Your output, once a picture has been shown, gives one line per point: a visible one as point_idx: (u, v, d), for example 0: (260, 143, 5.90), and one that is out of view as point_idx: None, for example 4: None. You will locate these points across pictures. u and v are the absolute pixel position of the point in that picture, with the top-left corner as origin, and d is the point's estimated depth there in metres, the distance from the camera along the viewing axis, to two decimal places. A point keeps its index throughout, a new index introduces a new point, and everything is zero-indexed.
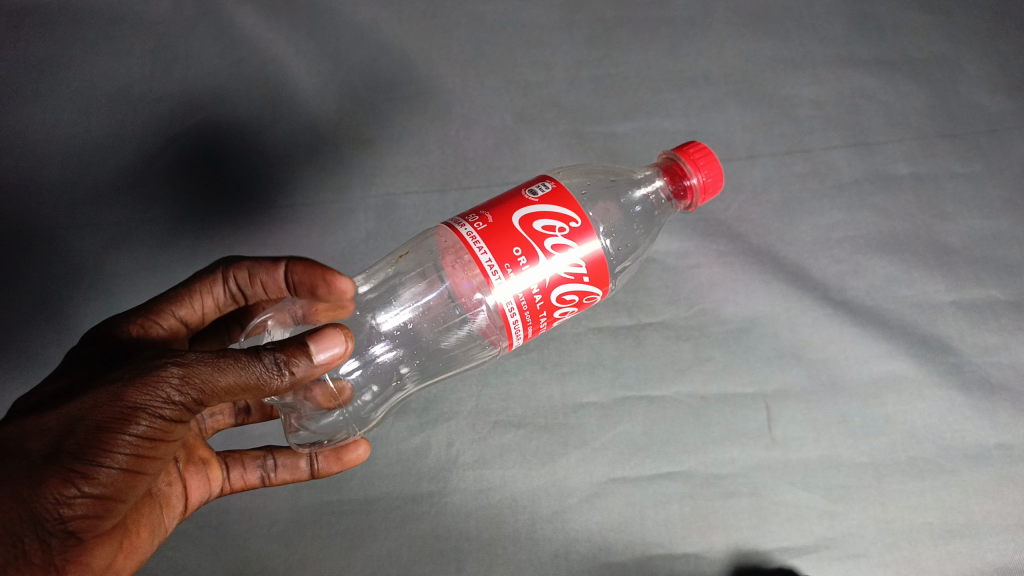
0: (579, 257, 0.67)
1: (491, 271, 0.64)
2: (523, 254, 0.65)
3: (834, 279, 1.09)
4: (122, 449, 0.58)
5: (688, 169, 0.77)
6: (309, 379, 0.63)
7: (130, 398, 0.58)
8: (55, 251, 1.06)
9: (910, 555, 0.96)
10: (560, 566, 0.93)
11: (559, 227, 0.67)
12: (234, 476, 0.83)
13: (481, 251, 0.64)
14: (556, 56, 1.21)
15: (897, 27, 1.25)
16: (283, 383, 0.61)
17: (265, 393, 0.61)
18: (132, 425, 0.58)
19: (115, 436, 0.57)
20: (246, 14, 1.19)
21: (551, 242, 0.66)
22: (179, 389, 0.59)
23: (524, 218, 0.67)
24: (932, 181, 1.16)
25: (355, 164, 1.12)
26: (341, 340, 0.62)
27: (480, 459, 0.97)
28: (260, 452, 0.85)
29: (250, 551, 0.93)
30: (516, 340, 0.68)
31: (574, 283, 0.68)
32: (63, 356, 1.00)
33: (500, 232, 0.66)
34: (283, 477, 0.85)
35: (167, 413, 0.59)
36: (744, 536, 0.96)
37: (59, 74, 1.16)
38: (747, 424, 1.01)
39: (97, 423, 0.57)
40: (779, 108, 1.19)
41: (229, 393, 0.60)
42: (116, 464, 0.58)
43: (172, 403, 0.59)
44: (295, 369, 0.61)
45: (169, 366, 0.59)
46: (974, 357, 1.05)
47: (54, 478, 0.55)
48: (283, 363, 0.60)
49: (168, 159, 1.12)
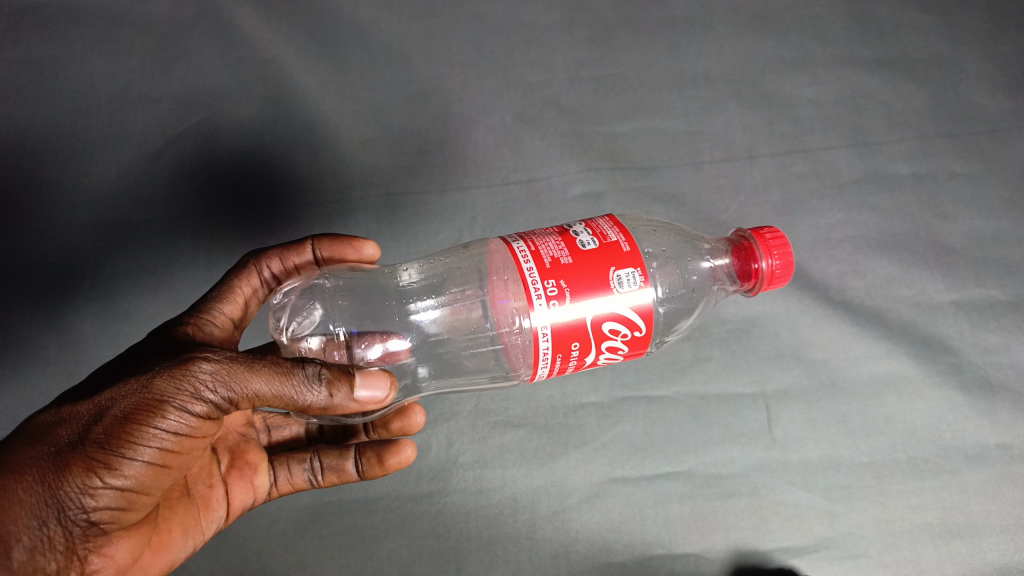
0: (628, 312, 0.67)
1: (536, 296, 0.64)
2: (575, 306, 0.65)
3: (834, 279, 1.09)
4: (150, 442, 0.58)
5: (758, 252, 0.74)
6: (343, 408, 0.65)
7: (160, 391, 0.58)
8: (55, 251, 1.06)
9: (910, 555, 0.96)
10: (560, 566, 0.92)
11: (618, 276, 0.66)
12: (281, 480, 0.84)
13: (534, 277, 0.64)
14: (556, 56, 1.20)
15: (897, 27, 1.25)
16: (320, 400, 0.62)
17: (300, 408, 0.62)
18: (159, 417, 0.58)
19: (144, 427, 0.57)
20: (245, 14, 1.19)
21: (605, 313, 0.66)
22: (212, 388, 0.59)
23: (587, 255, 0.66)
24: (932, 181, 1.16)
25: (355, 164, 1.12)
26: (386, 385, 0.66)
27: (480, 459, 0.97)
28: (306, 455, 0.85)
29: (249, 552, 0.93)
30: (541, 370, 0.68)
31: (613, 345, 0.68)
32: (65, 355, 1.01)
33: (560, 275, 0.65)
34: (331, 480, 0.86)
35: (201, 411, 0.59)
36: (744, 536, 0.96)
37: (59, 74, 1.16)
38: (747, 425, 1.01)
39: (123, 414, 0.57)
40: (778, 108, 1.19)
41: (263, 401, 0.61)
42: (141, 457, 0.58)
43: (205, 401, 0.59)
44: (336, 389, 0.62)
45: (204, 363, 0.60)
46: (974, 357, 1.05)
47: (78, 467, 0.56)
48: (326, 381, 0.62)
49: (168, 158, 1.12)
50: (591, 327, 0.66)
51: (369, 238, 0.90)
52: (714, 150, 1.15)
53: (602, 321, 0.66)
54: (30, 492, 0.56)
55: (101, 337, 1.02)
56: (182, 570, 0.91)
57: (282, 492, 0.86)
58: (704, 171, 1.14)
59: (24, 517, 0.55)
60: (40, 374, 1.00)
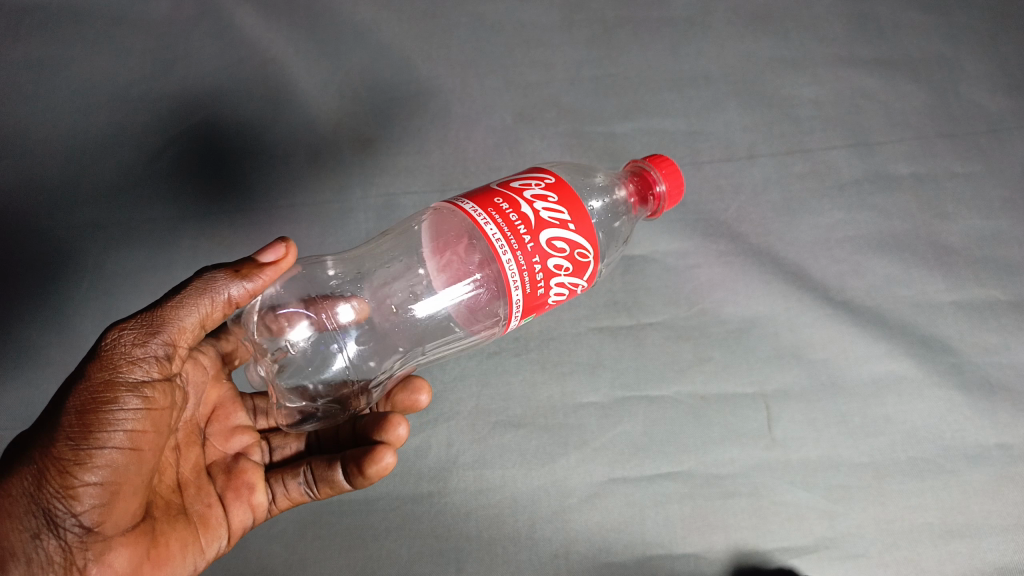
0: (557, 204, 0.67)
1: (475, 214, 0.66)
2: (518, 217, 0.66)
3: (834, 279, 1.09)
4: (115, 428, 0.60)
5: (655, 176, 0.80)
6: (263, 286, 0.70)
7: (103, 373, 0.61)
8: (54, 251, 1.06)
9: (910, 555, 0.96)
10: (559, 566, 0.93)
11: (535, 181, 0.70)
12: (279, 495, 0.79)
13: (466, 205, 0.68)
14: (556, 56, 1.20)
15: (897, 26, 1.25)
16: (238, 293, 0.68)
17: (225, 306, 0.68)
18: (113, 398, 0.60)
19: (99, 413, 0.60)
20: (245, 14, 1.19)
21: (540, 205, 0.67)
22: (145, 342, 0.63)
23: (503, 183, 0.70)
24: (932, 181, 1.16)
25: (355, 164, 1.12)
26: (283, 247, 0.70)
27: (480, 459, 0.97)
28: (299, 468, 0.80)
29: (249, 552, 0.92)
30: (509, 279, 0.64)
31: (569, 238, 0.67)
32: (66, 355, 1.01)
33: (483, 195, 0.68)
34: (326, 492, 0.78)
35: (146, 374, 0.63)
36: (744, 536, 0.96)
37: (59, 74, 1.16)
38: (747, 425, 1.01)
39: (77, 408, 0.60)
40: (779, 108, 1.19)
41: (192, 321, 0.66)
42: (109, 444, 0.60)
43: (145, 362, 0.63)
44: (244, 273, 0.68)
45: (123, 324, 0.63)
46: (974, 356, 1.05)
47: (51, 471, 0.58)
48: (235, 280, 0.68)
49: (168, 159, 1.12)
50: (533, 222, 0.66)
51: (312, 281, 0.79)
52: (714, 150, 1.15)
53: (545, 217, 0.66)
54: (16, 504, 0.59)
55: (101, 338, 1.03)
56: None
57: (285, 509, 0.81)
58: (704, 171, 1.14)
59: (18, 530, 0.59)
60: (40, 374, 1.00)
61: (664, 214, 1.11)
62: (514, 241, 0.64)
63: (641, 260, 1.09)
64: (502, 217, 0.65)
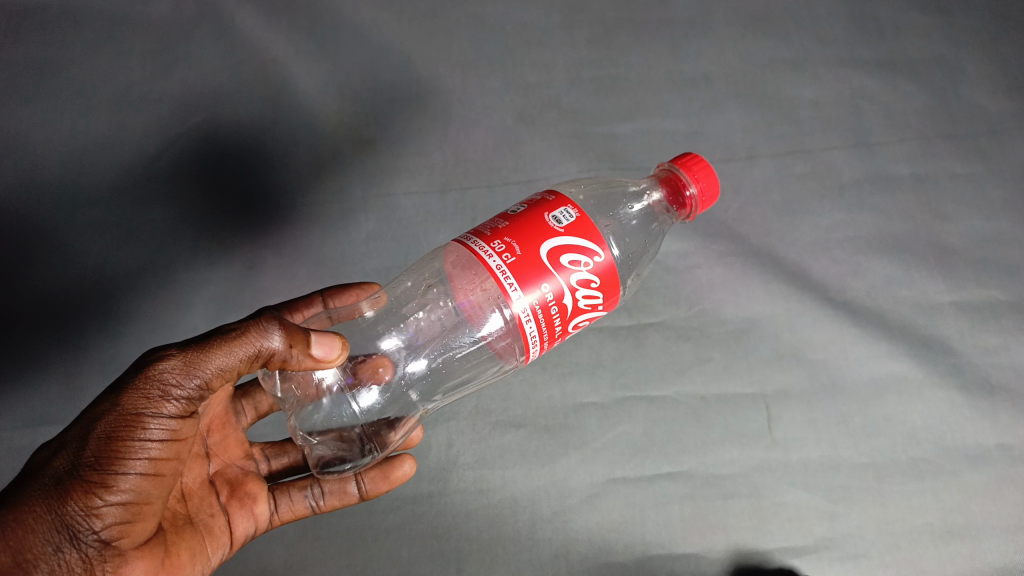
0: (595, 289, 0.67)
1: (521, 309, 0.63)
2: (554, 292, 0.64)
3: (835, 279, 1.09)
4: (140, 455, 0.61)
5: (685, 179, 0.76)
6: (298, 367, 0.67)
7: (138, 403, 0.61)
8: (55, 251, 1.07)
9: (910, 555, 0.96)
10: (559, 567, 0.93)
11: (584, 262, 0.65)
12: (282, 507, 0.83)
13: (512, 288, 0.62)
14: (556, 56, 1.20)
15: (898, 27, 1.25)
16: (278, 357, 0.66)
17: (259, 363, 0.65)
18: (142, 428, 0.61)
19: (130, 442, 0.60)
20: (246, 14, 1.19)
21: (580, 294, 0.66)
22: (179, 379, 0.62)
23: (552, 251, 0.65)
24: (932, 181, 1.16)
25: (356, 165, 1.12)
26: (338, 346, 0.68)
27: (481, 459, 0.98)
28: (305, 481, 0.84)
29: (248, 553, 0.92)
30: (533, 352, 0.66)
31: (595, 316, 0.69)
32: (68, 355, 1.02)
33: (532, 272, 0.63)
34: (332, 504, 0.85)
35: (176, 411, 0.62)
36: (744, 536, 0.96)
37: (60, 75, 1.16)
38: (747, 425, 1.01)
39: (106, 434, 0.60)
40: (778, 109, 1.19)
41: (231, 369, 0.64)
42: (135, 470, 0.60)
43: (176, 400, 0.62)
44: (293, 343, 0.65)
45: (166, 357, 0.62)
46: (974, 357, 1.05)
47: (78, 490, 0.58)
48: (284, 347, 0.65)
49: (168, 159, 1.12)
50: (569, 311, 0.66)
51: (336, 344, 0.68)
52: (714, 150, 1.15)
53: (580, 305, 0.67)
54: (39, 520, 0.57)
55: (102, 338, 1.03)
56: None
57: (285, 520, 0.84)
58: None
59: (39, 544, 0.57)
60: (40, 374, 1.00)
61: None
62: (546, 334, 0.66)
63: None
64: (544, 307, 0.64)
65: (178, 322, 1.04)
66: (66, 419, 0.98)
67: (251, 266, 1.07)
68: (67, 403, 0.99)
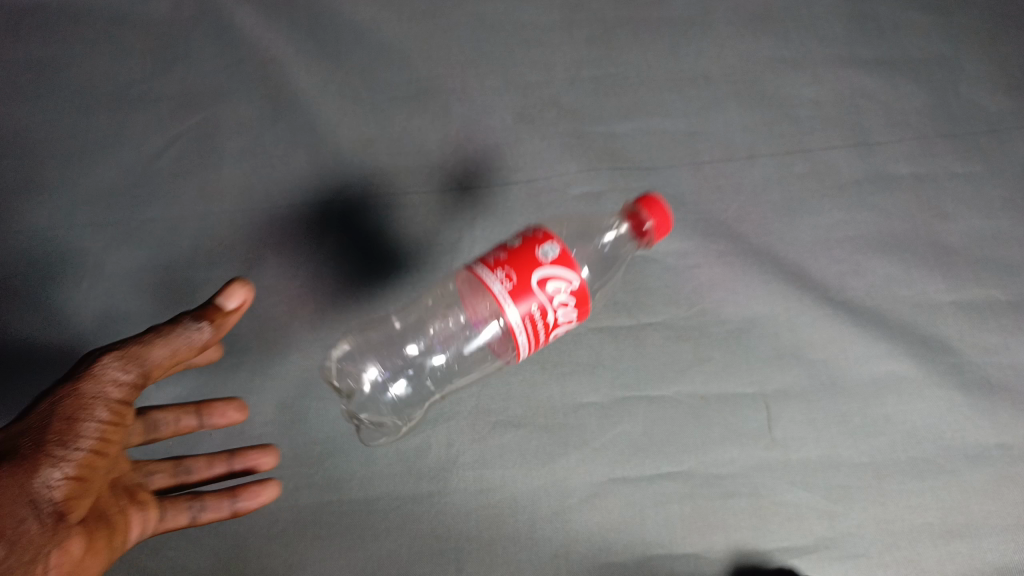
0: (571, 309, 0.78)
1: (516, 326, 0.75)
2: (540, 312, 0.76)
3: (835, 279, 1.09)
4: (87, 434, 0.71)
5: (643, 217, 0.93)
6: (214, 339, 0.81)
7: (87, 389, 0.72)
8: (54, 251, 1.06)
9: (910, 555, 0.97)
10: (560, 566, 0.94)
11: (564, 287, 0.76)
12: (167, 515, 0.87)
13: (509, 310, 0.75)
14: (556, 56, 1.20)
15: (898, 26, 1.24)
16: (206, 336, 0.79)
17: (192, 350, 0.79)
18: (93, 410, 0.72)
19: (80, 424, 0.71)
20: (245, 14, 1.18)
21: (559, 311, 0.77)
22: (124, 368, 0.74)
23: (540, 280, 0.75)
24: (932, 181, 1.16)
25: (355, 164, 1.12)
26: (246, 291, 0.81)
27: (480, 459, 0.98)
28: (189, 495, 0.90)
29: (249, 551, 0.94)
30: (522, 352, 0.78)
31: (569, 325, 0.80)
32: (68, 355, 1.02)
33: (523, 297, 0.75)
34: (210, 517, 0.91)
35: (119, 395, 0.74)
36: (745, 536, 0.97)
37: (59, 75, 1.16)
38: (748, 425, 1.01)
39: (63, 417, 0.70)
40: (779, 108, 1.19)
41: (167, 359, 0.77)
42: (84, 447, 0.70)
43: (122, 386, 0.74)
44: (212, 318, 0.80)
45: (110, 353, 0.74)
46: (974, 356, 1.05)
47: (34, 465, 0.67)
48: (201, 323, 0.79)
49: (168, 158, 1.12)
50: (550, 326, 0.78)
51: (248, 288, 0.81)
52: (714, 150, 1.15)
53: (558, 321, 0.78)
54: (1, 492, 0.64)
55: (101, 337, 1.03)
56: (181, 569, 0.93)
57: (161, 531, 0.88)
58: (704, 171, 1.14)
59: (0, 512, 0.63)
60: (40, 375, 1.00)
61: None
62: (533, 344, 0.78)
63: (641, 260, 1.08)
64: (533, 321, 0.76)
65: None
66: None
67: (250, 265, 1.07)
68: None
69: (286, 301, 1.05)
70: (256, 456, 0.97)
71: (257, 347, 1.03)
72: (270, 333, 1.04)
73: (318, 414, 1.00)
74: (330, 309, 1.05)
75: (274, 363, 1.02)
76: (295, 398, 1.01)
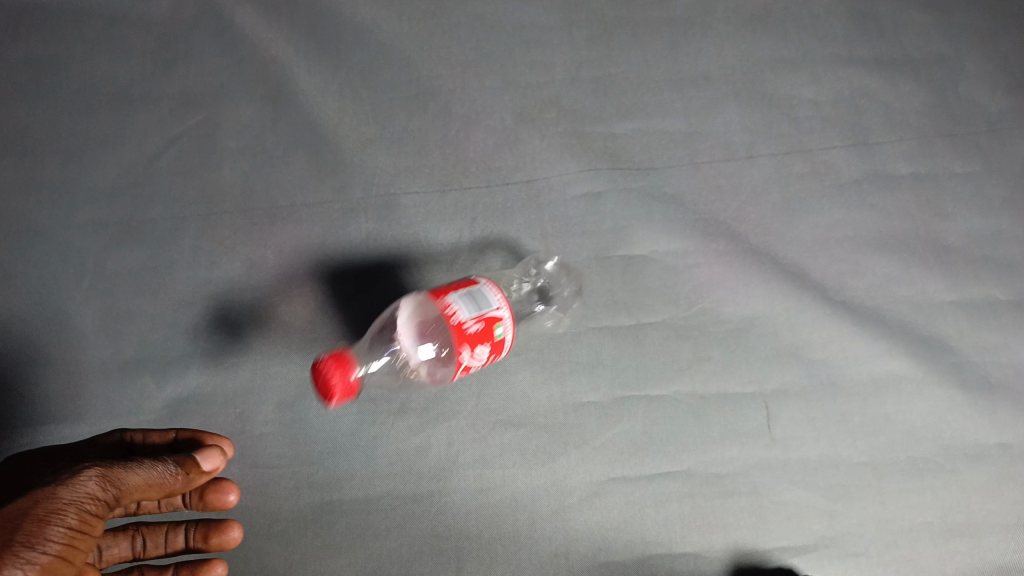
0: None
1: None
2: None
3: (834, 279, 1.09)
4: (58, 535, 0.65)
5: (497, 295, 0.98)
6: (185, 489, 0.78)
7: (64, 495, 0.68)
8: (54, 250, 1.07)
9: (909, 554, 0.98)
10: (560, 565, 0.95)
11: None
12: None
13: None
14: (556, 55, 1.20)
15: (898, 26, 1.24)
16: (178, 482, 0.77)
17: (164, 490, 0.75)
18: (64, 516, 0.66)
19: (53, 523, 0.65)
20: (246, 14, 1.19)
21: None
22: (102, 485, 0.71)
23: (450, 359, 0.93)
24: (933, 180, 1.15)
25: (355, 164, 1.12)
26: (218, 454, 0.82)
27: (481, 459, 0.99)
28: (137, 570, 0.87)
29: (249, 551, 0.95)
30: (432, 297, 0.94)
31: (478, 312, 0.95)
32: (68, 354, 1.02)
33: None
34: None
35: (93, 507, 0.69)
36: (744, 535, 0.97)
37: (59, 75, 1.16)
38: (747, 424, 1.01)
39: (37, 515, 0.65)
40: (779, 108, 1.19)
41: (141, 490, 0.74)
42: (51, 550, 0.64)
43: (97, 497, 0.70)
44: (188, 472, 0.78)
45: (90, 467, 0.71)
46: (974, 356, 1.06)
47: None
48: (178, 469, 0.77)
49: (168, 158, 1.12)
50: None
51: (218, 451, 0.82)
52: (714, 150, 1.15)
53: None
54: None
55: (100, 336, 1.03)
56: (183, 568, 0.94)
57: None
58: (704, 171, 1.14)
59: None
60: (42, 373, 1.01)
61: (665, 214, 1.11)
62: None
63: (640, 260, 1.08)
64: None
65: (178, 322, 1.04)
66: (67, 418, 0.99)
67: (250, 265, 1.07)
68: (69, 402, 1.00)
69: (286, 301, 1.05)
70: (221, 532, 0.88)
71: (258, 347, 1.03)
72: (271, 333, 1.04)
73: (319, 414, 1.00)
74: (330, 309, 1.05)
75: (275, 363, 1.03)
76: (295, 397, 1.01)
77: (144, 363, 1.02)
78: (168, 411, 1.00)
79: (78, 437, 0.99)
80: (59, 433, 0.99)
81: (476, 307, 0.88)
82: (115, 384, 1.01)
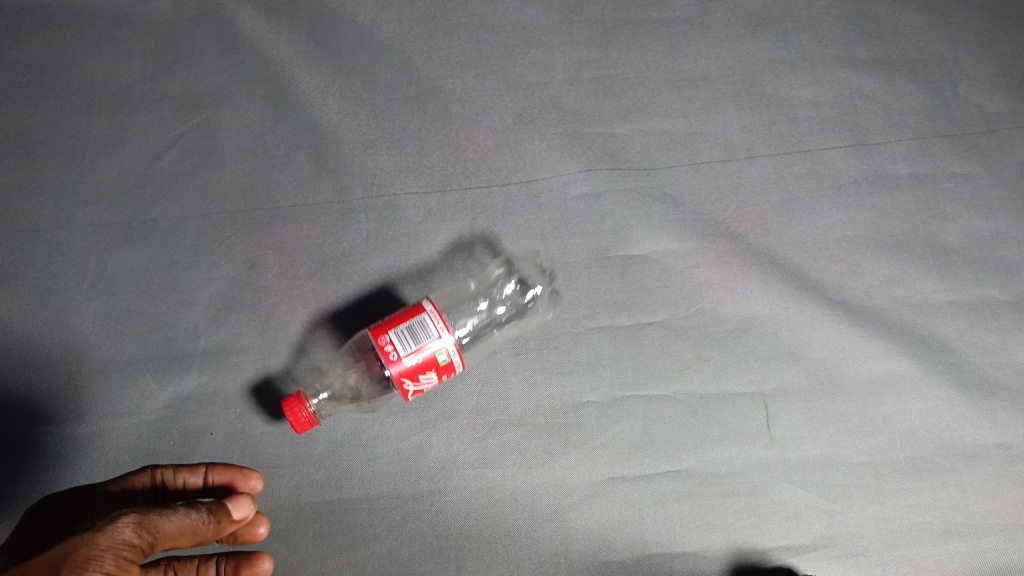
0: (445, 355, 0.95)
1: None
2: None
3: (834, 279, 1.09)
4: None
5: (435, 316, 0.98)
6: (218, 535, 0.79)
7: (100, 542, 0.69)
8: (55, 250, 1.07)
9: (909, 554, 0.98)
10: (560, 565, 0.95)
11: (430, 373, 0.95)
12: None
13: None
14: (556, 56, 1.20)
15: (897, 27, 1.24)
16: (210, 529, 0.77)
17: (197, 537, 0.76)
18: (100, 563, 0.68)
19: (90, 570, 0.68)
20: (246, 15, 1.19)
21: None
22: (137, 531, 0.71)
23: None
24: (932, 181, 1.16)
25: (356, 164, 1.12)
26: (251, 503, 0.82)
27: (481, 459, 0.99)
28: None
29: None
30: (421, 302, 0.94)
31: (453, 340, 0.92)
32: (68, 354, 1.03)
33: None
34: None
35: (128, 554, 0.71)
36: (743, 535, 0.98)
37: (60, 75, 1.16)
38: (747, 424, 1.02)
39: (76, 562, 0.68)
40: (778, 108, 1.19)
41: (175, 537, 0.74)
42: None
43: (132, 544, 0.71)
44: (219, 519, 0.78)
45: (128, 514, 0.72)
46: (974, 356, 1.06)
47: None
48: (211, 516, 0.77)
49: (169, 158, 1.12)
50: None
51: (250, 499, 0.82)
52: (713, 150, 1.16)
53: None
54: None
55: (101, 336, 1.04)
56: None
57: None
58: (704, 171, 1.14)
59: None
60: (43, 372, 1.02)
61: (664, 214, 1.11)
62: None
63: (640, 260, 1.09)
64: None
65: (178, 322, 1.05)
66: (67, 417, 1.00)
67: (251, 265, 1.07)
68: (69, 402, 1.01)
69: (286, 300, 1.06)
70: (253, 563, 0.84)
71: (258, 347, 1.04)
72: (271, 333, 1.04)
73: None
74: (330, 309, 1.06)
75: (275, 362, 1.03)
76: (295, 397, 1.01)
77: (144, 363, 1.03)
78: (168, 410, 1.01)
79: (77, 437, 0.99)
80: (58, 432, 0.99)
81: (413, 341, 0.88)
82: (115, 383, 1.02)
